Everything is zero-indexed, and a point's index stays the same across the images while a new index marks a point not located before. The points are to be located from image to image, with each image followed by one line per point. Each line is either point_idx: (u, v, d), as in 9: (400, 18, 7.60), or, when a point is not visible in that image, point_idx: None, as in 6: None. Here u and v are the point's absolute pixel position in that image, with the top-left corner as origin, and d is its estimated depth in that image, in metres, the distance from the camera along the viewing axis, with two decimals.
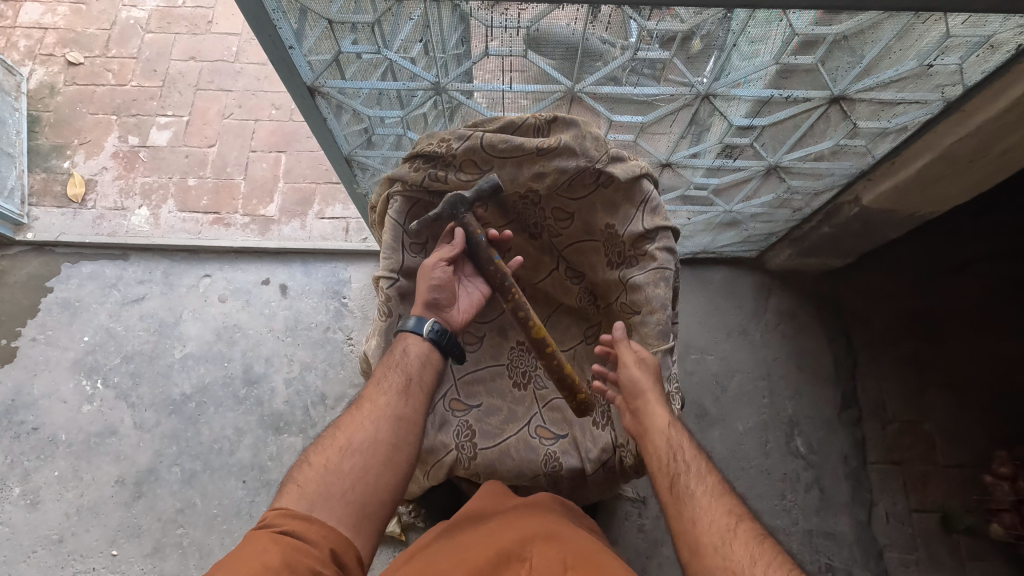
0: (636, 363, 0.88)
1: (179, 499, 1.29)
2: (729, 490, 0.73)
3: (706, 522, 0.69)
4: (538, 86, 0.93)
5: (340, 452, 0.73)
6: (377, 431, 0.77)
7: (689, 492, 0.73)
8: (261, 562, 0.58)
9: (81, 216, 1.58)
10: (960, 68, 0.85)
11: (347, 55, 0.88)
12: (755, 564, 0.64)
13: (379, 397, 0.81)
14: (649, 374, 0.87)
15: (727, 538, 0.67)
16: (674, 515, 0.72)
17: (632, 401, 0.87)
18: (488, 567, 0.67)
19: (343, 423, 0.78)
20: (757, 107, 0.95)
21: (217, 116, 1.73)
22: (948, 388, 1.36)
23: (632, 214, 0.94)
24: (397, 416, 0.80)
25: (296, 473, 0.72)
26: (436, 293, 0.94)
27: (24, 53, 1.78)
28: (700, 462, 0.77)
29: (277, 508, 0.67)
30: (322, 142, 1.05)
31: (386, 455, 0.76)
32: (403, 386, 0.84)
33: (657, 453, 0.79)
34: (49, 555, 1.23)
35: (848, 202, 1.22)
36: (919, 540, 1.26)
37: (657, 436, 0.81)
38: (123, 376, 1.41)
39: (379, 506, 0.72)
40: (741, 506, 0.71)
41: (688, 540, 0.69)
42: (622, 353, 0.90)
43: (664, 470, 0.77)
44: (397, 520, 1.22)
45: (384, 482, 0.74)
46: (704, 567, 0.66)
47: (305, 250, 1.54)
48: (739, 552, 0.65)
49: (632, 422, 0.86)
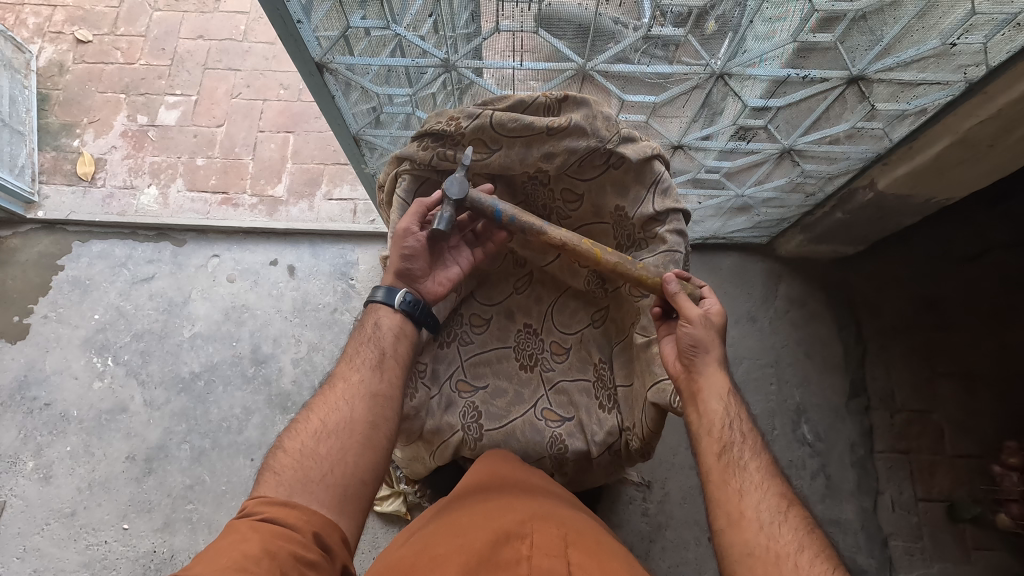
0: (700, 320, 0.82)
1: (188, 475, 1.30)
2: (778, 469, 0.75)
3: (754, 499, 0.70)
4: (550, 65, 0.91)
5: (316, 435, 0.75)
6: (352, 409, 0.78)
7: (742, 464, 0.74)
8: (240, 551, 0.59)
9: (91, 195, 1.59)
10: (985, 47, 0.83)
11: (356, 31, 0.87)
12: (799, 546, 0.66)
13: (352, 374, 0.82)
14: (711, 333, 0.82)
15: (777, 519, 0.68)
16: (719, 483, 0.73)
17: (689, 353, 0.83)
18: (488, 546, 0.65)
19: (317, 405, 0.79)
20: (772, 87, 0.93)
21: (225, 96, 1.72)
22: (958, 377, 1.35)
23: (642, 196, 0.93)
24: (373, 393, 0.81)
25: (272, 461, 0.72)
26: (404, 258, 0.93)
27: (33, 31, 1.78)
28: (754, 438, 0.77)
29: (257, 497, 0.68)
30: (329, 121, 1.04)
31: (363, 434, 0.77)
32: (377, 361, 0.85)
33: (709, 416, 0.77)
34: (62, 528, 1.25)
35: (862, 187, 1.20)
36: (924, 528, 1.25)
37: (713, 400, 0.78)
38: (133, 354, 1.42)
39: (361, 486, 0.74)
40: (790, 490, 0.73)
41: (729, 510, 0.70)
42: (685, 308, 0.83)
43: (715, 437, 0.76)
44: (403, 500, 1.24)
45: (363, 461, 0.75)
46: (746, 540, 0.68)
47: (313, 231, 1.54)
48: (788, 534, 0.67)
49: (683, 377, 0.83)
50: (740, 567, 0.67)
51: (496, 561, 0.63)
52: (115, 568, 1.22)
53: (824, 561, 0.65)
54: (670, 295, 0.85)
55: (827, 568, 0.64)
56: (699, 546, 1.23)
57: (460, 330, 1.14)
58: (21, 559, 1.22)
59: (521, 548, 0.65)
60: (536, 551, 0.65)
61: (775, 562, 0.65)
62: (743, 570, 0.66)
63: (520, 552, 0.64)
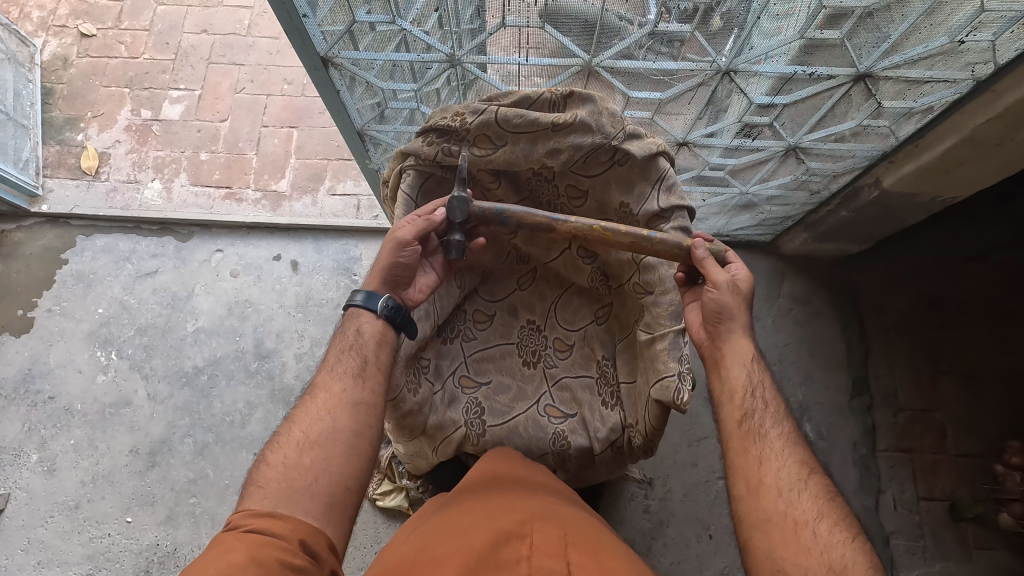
0: (726, 286, 0.83)
1: (191, 469, 1.31)
2: (800, 438, 0.74)
3: (775, 466, 0.71)
4: (555, 61, 0.91)
5: (299, 447, 0.73)
6: (335, 419, 0.76)
7: (763, 432, 0.74)
8: (225, 561, 0.58)
9: (95, 188, 1.59)
10: (993, 45, 0.82)
11: (361, 26, 0.87)
12: (818, 514, 0.67)
13: (333, 384, 0.79)
14: (736, 299, 0.83)
15: (796, 487, 0.69)
16: (740, 450, 0.73)
17: (715, 319, 0.84)
18: (488, 546, 0.65)
19: (298, 416, 0.77)
20: (779, 84, 0.93)
21: (229, 90, 1.72)
22: (961, 376, 1.35)
23: (647, 192, 0.93)
24: (355, 402, 0.78)
25: (256, 474, 0.71)
26: (397, 271, 0.90)
27: (37, 25, 1.77)
28: (777, 405, 0.77)
29: (243, 510, 0.67)
30: (334, 115, 1.04)
31: (347, 444, 0.75)
32: (358, 369, 0.81)
33: (732, 383, 0.78)
34: (65, 520, 1.26)
35: (868, 185, 1.20)
36: (926, 527, 1.25)
37: (736, 366, 0.79)
38: (136, 348, 1.42)
39: (346, 494, 0.72)
40: (810, 458, 0.73)
41: (748, 476, 0.71)
42: (713, 274, 0.84)
43: (736, 404, 0.77)
44: (405, 495, 1.24)
45: (348, 468, 0.73)
46: (764, 507, 0.68)
47: (316, 226, 1.54)
48: (808, 501, 0.67)
49: (708, 344, 0.84)
50: (758, 533, 0.67)
51: (496, 562, 0.63)
52: (119, 561, 1.22)
53: (841, 530, 0.65)
54: (697, 259, 0.85)
55: (845, 536, 0.65)
56: (701, 543, 1.23)
57: (464, 327, 1.14)
58: (25, 550, 1.23)
59: (521, 549, 0.65)
60: (536, 552, 0.64)
61: (793, 529, 0.66)
62: (762, 536, 0.66)
63: (520, 553, 0.64)
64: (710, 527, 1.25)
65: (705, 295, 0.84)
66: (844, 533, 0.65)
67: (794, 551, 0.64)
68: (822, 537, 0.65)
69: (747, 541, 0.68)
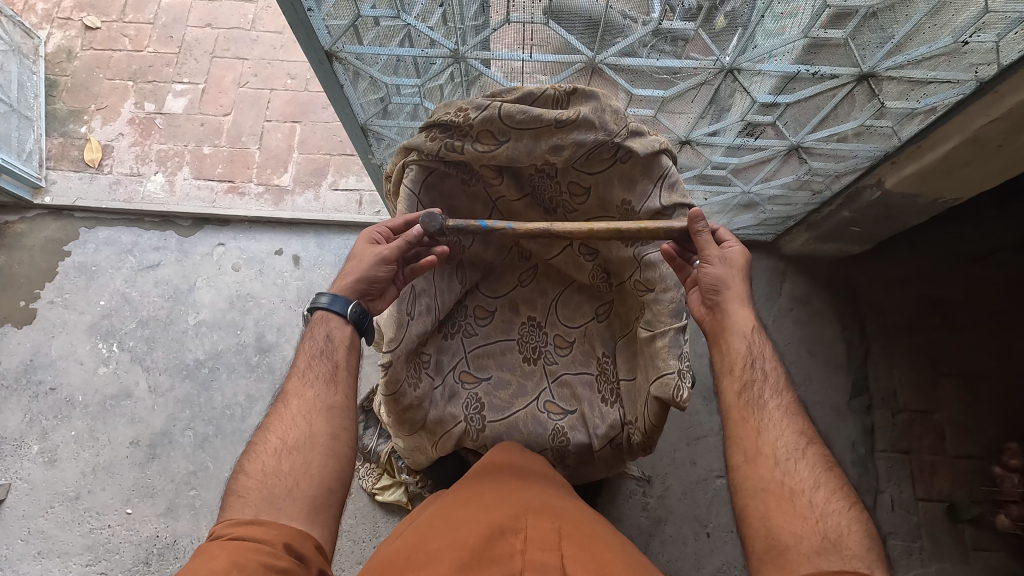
0: (717, 259, 0.85)
1: (192, 461, 1.31)
2: (800, 408, 0.74)
3: (772, 436, 0.70)
4: (559, 57, 0.91)
5: (277, 453, 0.70)
6: (311, 424, 0.73)
7: (762, 403, 0.73)
8: (206, 569, 0.56)
9: (98, 181, 1.59)
10: (996, 46, 0.82)
11: (365, 20, 0.87)
12: (814, 483, 0.66)
13: (306, 390, 0.76)
14: (729, 271, 0.85)
15: (793, 456, 0.68)
16: (738, 420, 0.73)
17: (711, 293, 0.85)
18: (483, 541, 0.65)
19: (273, 424, 0.74)
20: (782, 83, 0.93)
21: (232, 84, 1.72)
22: (961, 378, 1.35)
23: (648, 189, 0.93)
24: (329, 405, 0.76)
25: (235, 483, 0.68)
26: (373, 283, 0.89)
27: (41, 17, 1.77)
28: (777, 376, 0.77)
29: (224, 520, 0.64)
30: (336, 110, 1.04)
31: (327, 445, 0.72)
32: (330, 374, 0.79)
33: (731, 355, 0.79)
34: (65, 511, 1.26)
35: (870, 185, 1.20)
36: (924, 528, 1.24)
37: (734, 337, 0.80)
38: (138, 340, 1.43)
39: (330, 494, 0.70)
40: (809, 428, 0.72)
41: (746, 446, 0.71)
42: (704, 246, 0.85)
43: (736, 374, 0.77)
44: (404, 490, 1.24)
45: (329, 470, 0.71)
46: (759, 476, 0.68)
47: (318, 221, 1.54)
48: (804, 471, 0.67)
49: (709, 318, 0.85)
50: (754, 501, 0.66)
51: (491, 555, 0.63)
52: (119, 552, 1.22)
53: (839, 499, 0.64)
54: (695, 233, 0.86)
55: (842, 505, 0.64)
56: (698, 541, 1.24)
57: (465, 322, 1.14)
58: (25, 540, 1.23)
59: (515, 543, 0.65)
60: (530, 546, 0.64)
61: (789, 497, 0.65)
62: (758, 504, 0.66)
63: (514, 547, 0.64)
64: (707, 525, 1.25)
65: (699, 271, 0.86)
66: (841, 502, 0.64)
67: (788, 518, 0.63)
68: (819, 506, 0.64)
69: (742, 510, 0.67)
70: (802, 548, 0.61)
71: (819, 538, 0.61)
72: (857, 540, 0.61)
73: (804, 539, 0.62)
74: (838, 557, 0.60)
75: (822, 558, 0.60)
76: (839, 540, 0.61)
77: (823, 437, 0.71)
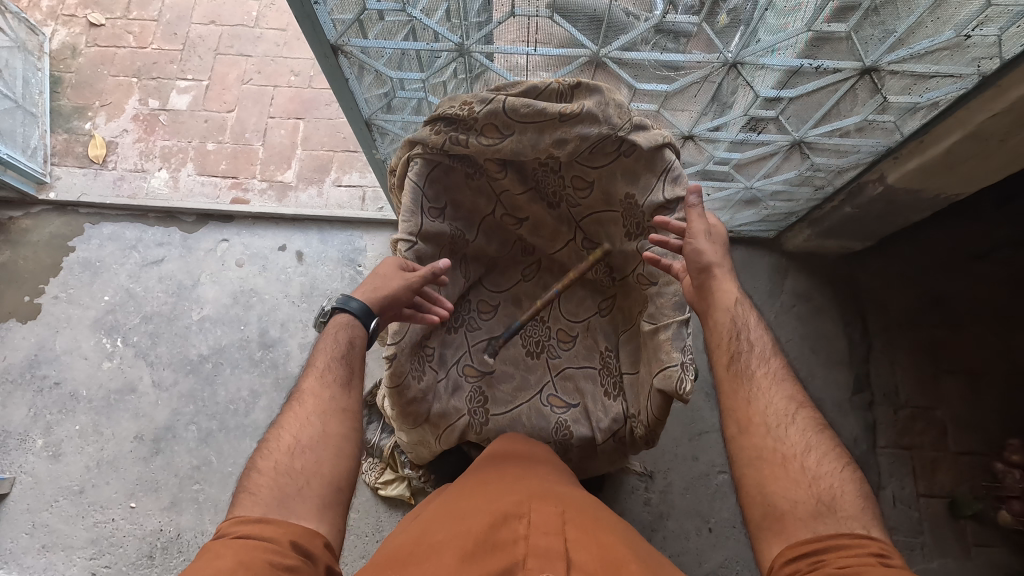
0: (701, 234, 0.85)
1: (195, 456, 1.31)
2: (789, 373, 0.74)
3: (762, 404, 0.70)
4: (563, 52, 0.92)
5: (290, 451, 0.70)
6: (324, 425, 0.73)
7: (750, 372, 0.74)
8: (213, 567, 0.55)
9: (103, 177, 1.60)
10: (1000, 39, 0.82)
11: (370, 15, 0.87)
12: (806, 447, 0.65)
13: (321, 391, 0.76)
14: (714, 246, 0.85)
15: (783, 423, 0.68)
16: (731, 392, 0.73)
17: (701, 273, 0.84)
18: (486, 530, 0.65)
19: (286, 421, 0.73)
20: (786, 77, 0.93)
21: (236, 81, 1.73)
22: (962, 375, 1.35)
23: (652, 183, 0.94)
24: (342, 408, 0.76)
25: (245, 480, 0.68)
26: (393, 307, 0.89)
27: (46, 14, 1.78)
28: (764, 345, 0.77)
29: (231, 518, 0.64)
30: (342, 106, 1.05)
31: (339, 446, 0.72)
32: (346, 379, 0.79)
33: (718, 329, 0.79)
34: (70, 505, 1.26)
35: (872, 181, 1.20)
36: (925, 524, 1.24)
37: (721, 313, 0.80)
38: (142, 336, 1.43)
39: (339, 492, 0.69)
40: (800, 393, 0.72)
41: (738, 417, 0.71)
42: (693, 223, 0.86)
43: (724, 347, 0.77)
44: (407, 485, 1.25)
45: (340, 470, 0.71)
46: (754, 444, 0.67)
47: (322, 218, 1.55)
48: (795, 436, 0.66)
49: (697, 299, 0.85)
50: (750, 469, 0.66)
51: (493, 542, 0.62)
52: (122, 546, 1.23)
53: (831, 461, 0.64)
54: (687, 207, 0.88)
55: (835, 466, 0.63)
56: (699, 536, 1.24)
57: (468, 316, 1.15)
58: (29, 534, 1.24)
59: (518, 528, 0.64)
60: (533, 530, 0.63)
61: (781, 464, 0.64)
62: (753, 472, 0.66)
63: (517, 532, 0.63)
64: (709, 521, 1.25)
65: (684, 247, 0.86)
66: (834, 464, 0.64)
67: (782, 483, 0.63)
68: (812, 469, 0.63)
69: (740, 478, 0.67)
70: (798, 513, 0.61)
71: (813, 502, 0.61)
72: (851, 500, 0.61)
73: (800, 503, 0.61)
74: (834, 520, 0.59)
75: (817, 522, 0.59)
76: (833, 502, 0.60)
77: (814, 402, 0.70)
